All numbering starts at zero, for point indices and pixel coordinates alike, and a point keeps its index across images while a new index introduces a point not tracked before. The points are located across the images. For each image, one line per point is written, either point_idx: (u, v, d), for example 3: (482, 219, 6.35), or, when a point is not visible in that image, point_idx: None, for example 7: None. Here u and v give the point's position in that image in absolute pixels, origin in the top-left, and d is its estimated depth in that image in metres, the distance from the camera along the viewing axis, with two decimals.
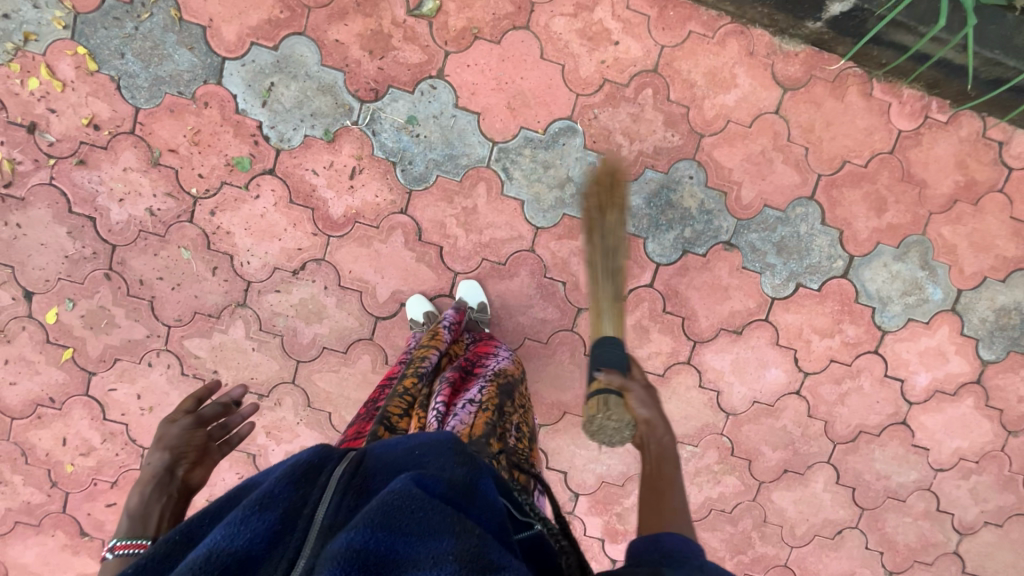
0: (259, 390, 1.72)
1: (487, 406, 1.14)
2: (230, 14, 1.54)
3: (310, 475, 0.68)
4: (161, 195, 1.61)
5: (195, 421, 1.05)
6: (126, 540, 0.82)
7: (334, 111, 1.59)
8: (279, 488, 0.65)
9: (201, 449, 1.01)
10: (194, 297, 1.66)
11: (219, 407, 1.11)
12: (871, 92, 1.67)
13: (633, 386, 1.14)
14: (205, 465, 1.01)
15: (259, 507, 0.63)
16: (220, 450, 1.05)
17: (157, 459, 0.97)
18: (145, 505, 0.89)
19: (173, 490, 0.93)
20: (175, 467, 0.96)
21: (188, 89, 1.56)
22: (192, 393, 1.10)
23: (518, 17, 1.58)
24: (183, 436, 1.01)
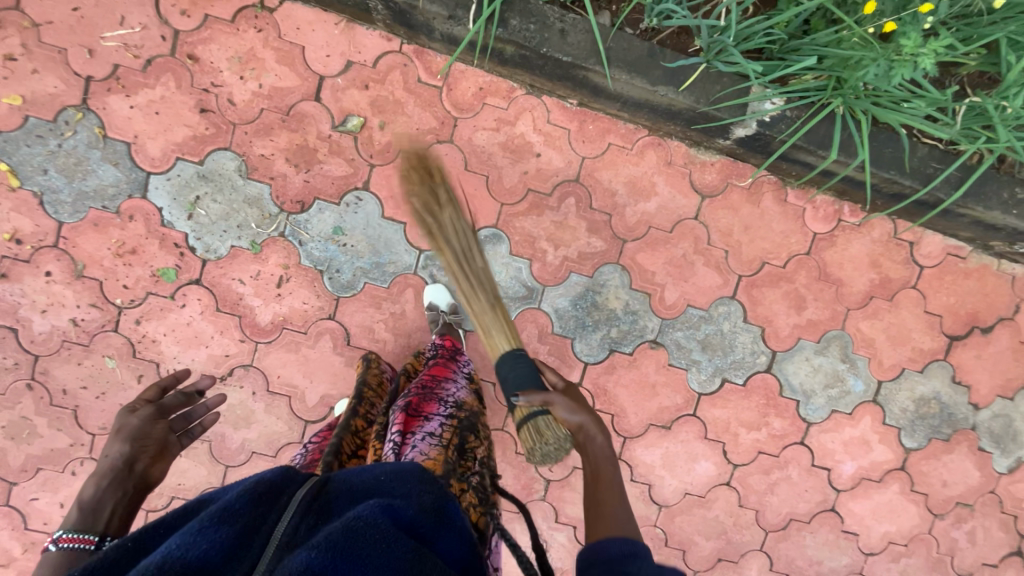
0: (186, 495, 1.70)
1: (448, 444, 1.23)
2: (155, 131, 1.56)
3: (272, 494, 0.88)
4: (85, 305, 1.60)
5: (158, 410, 1.10)
6: (71, 534, 0.89)
7: (260, 222, 1.62)
8: (237, 506, 0.83)
9: (161, 442, 1.07)
10: (120, 405, 1.66)
11: (183, 397, 1.18)
12: (785, 198, 1.74)
13: (557, 399, 1.07)
14: (164, 459, 1.07)
15: (219, 521, 0.80)
16: (180, 444, 1.11)
17: (116, 451, 1.01)
18: (98, 499, 0.95)
19: (128, 485, 0.99)
20: (134, 462, 1.02)
21: (112, 203, 1.57)
22: (156, 384, 1.17)
23: (442, 131, 1.63)
24: (144, 427, 1.06)
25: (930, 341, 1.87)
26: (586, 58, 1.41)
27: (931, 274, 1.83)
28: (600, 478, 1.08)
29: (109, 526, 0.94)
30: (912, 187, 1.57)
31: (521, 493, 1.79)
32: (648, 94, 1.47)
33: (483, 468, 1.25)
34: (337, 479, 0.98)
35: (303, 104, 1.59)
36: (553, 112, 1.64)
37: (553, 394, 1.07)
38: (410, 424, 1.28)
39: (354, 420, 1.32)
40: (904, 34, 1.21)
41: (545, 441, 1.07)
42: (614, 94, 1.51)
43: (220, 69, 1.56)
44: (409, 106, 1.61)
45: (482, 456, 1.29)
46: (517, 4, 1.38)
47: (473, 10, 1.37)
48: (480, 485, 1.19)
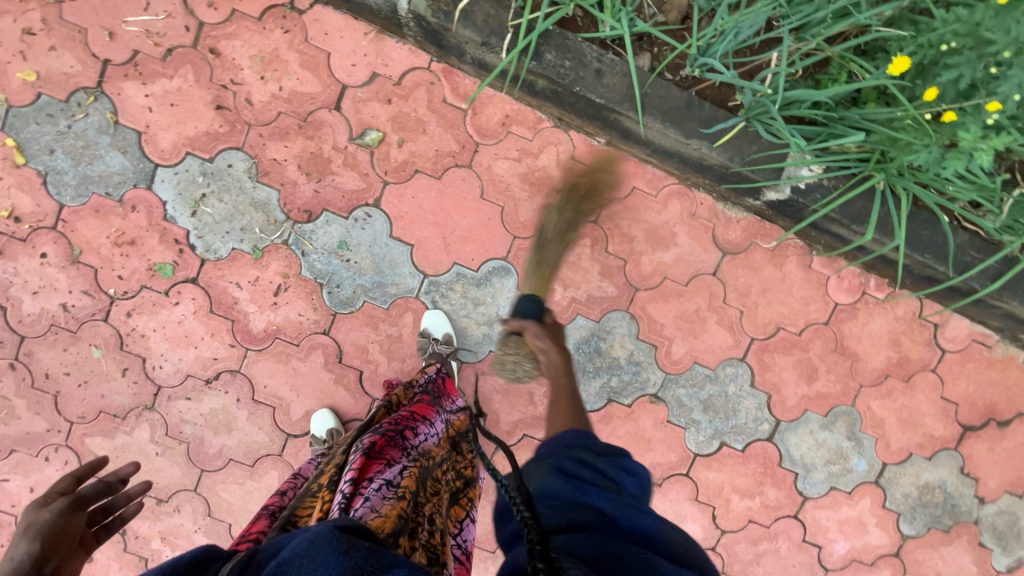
0: (158, 494, 1.66)
1: (404, 493, 1.05)
2: (167, 122, 1.51)
3: (204, 561, 0.76)
4: (78, 291, 1.57)
5: (72, 504, 1.01)
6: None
7: (264, 227, 1.57)
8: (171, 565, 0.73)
9: (77, 539, 0.96)
10: (101, 396, 1.62)
11: (99, 487, 1.08)
12: (810, 263, 1.66)
13: (527, 326, 1.35)
14: (80, 558, 0.95)
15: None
16: (94, 540, 1.02)
17: (22, 551, 0.88)
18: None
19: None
20: (48, 559, 0.89)
21: (116, 191, 1.53)
22: (70, 473, 1.07)
23: (462, 155, 1.57)
24: (57, 523, 0.95)
25: (942, 428, 1.78)
26: (620, 101, 1.34)
27: (952, 359, 1.75)
28: (562, 386, 1.26)
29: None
30: (946, 273, 1.49)
31: None
32: (679, 146, 1.40)
33: (434, 525, 1.10)
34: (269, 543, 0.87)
35: (322, 112, 1.53)
36: (578, 149, 1.57)
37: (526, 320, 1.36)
38: (367, 466, 1.12)
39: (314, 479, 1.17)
40: (964, 124, 1.17)
41: (511, 349, 1.46)
42: (644, 140, 1.44)
43: (241, 67, 1.51)
44: (431, 127, 1.55)
45: (435, 513, 1.12)
46: (554, 38, 1.32)
47: (508, 38, 1.31)
48: (432, 546, 1.06)
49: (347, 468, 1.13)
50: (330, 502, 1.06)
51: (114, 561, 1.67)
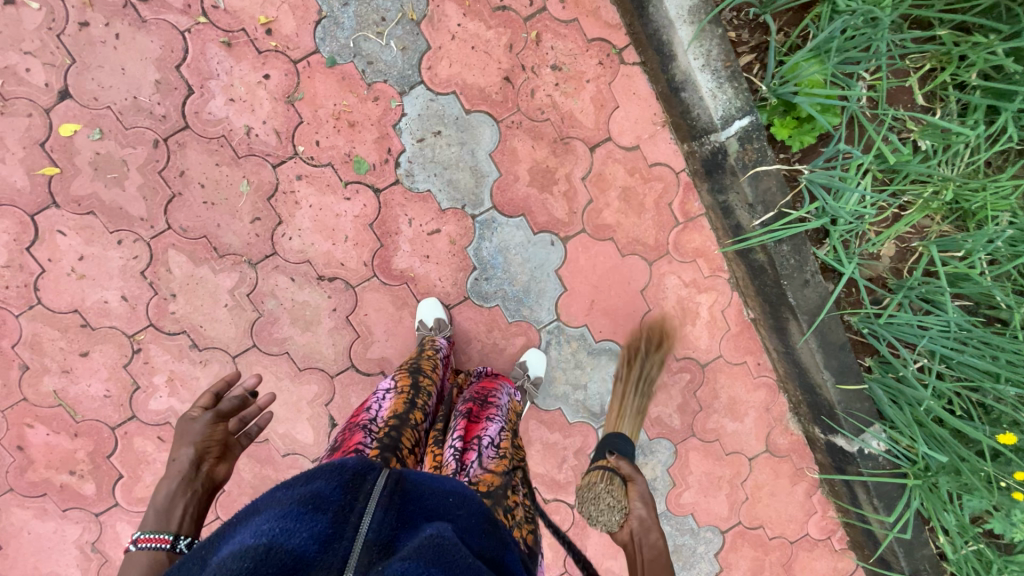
0: (197, 340, 1.58)
1: (505, 453, 1.16)
2: (457, 59, 1.56)
3: (357, 481, 0.79)
4: (270, 126, 1.52)
5: (217, 416, 1.03)
6: (150, 534, 0.84)
7: (466, 192, 1.61)
8: (330, 495, 0.75)
9: (225, 444, 1.01)
10: (216, 224, 1.54)
11: (240, 398, 1.09)
12: (813, 494, 1.94)
13: (637, 478, 1.25)
14: (228, 460, 1.01)
15: (311, 506, 0.72)
16: (239, 446, 1.05)
17: (180, 455, 0.95)
18: (169, 501, 0.90)
19: (198, 488, 0.93)
20: (200, 463, 0.96)
21: (372, 75, 1.53)
22: (212, 388, 1.06)
23: (650, 252, 1.72)
24: (205, 431, 1.00)
25: None
26: (804, 312, 1.58)
27: None
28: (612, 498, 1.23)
29: (182, 524, 0.88)
30: (900, 566, 1.81)
31: None
32: (812, 366, 1.66)
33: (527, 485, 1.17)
34: (411, 472, 0.86)
35: (578, 142, 1.63)
36: (730, 308, 1.79)
37: (637, 474, 1.25)
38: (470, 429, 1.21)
39: (410, 411, 1.18)
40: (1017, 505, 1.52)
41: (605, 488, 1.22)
42: (791, 343, 1.69)
43: (547, 64, 1.59)
44: (645, 215, 1.70)
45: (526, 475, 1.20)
46: (796, 238, 1.54)
47: (768, 214, 1.51)
48: (526, 502, 1.12)
49: (450, 428, 1.23)
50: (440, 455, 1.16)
51: (110, 370, 1.56)
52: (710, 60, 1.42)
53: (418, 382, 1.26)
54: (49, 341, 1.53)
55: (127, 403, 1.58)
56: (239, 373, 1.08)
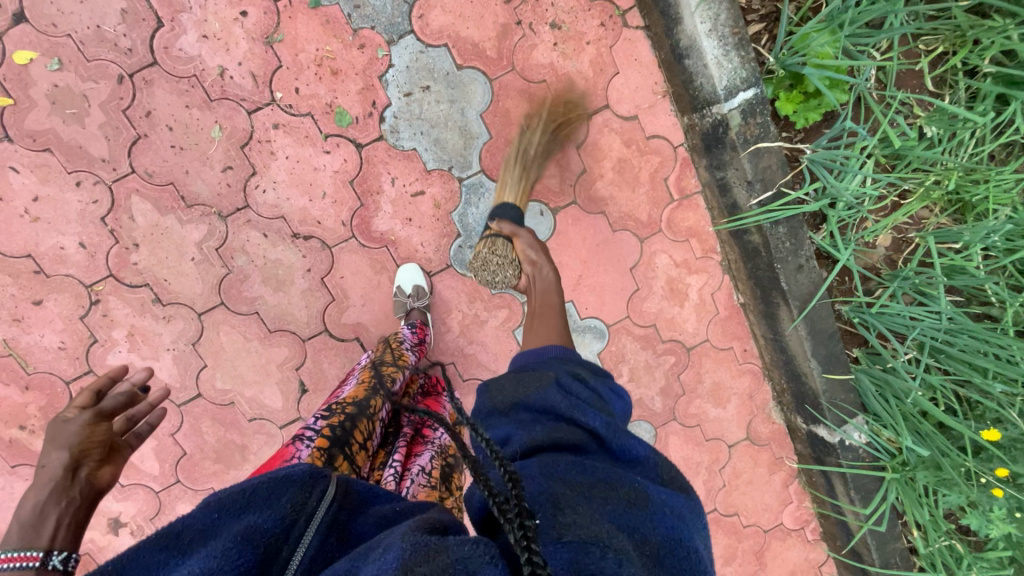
0: (161, 294, 1.49)
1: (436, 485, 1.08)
2: (450, 10, 1.47)
3: (301, 498, 0.71)
4: (246, 68, 1.42)
5: (95, 416, 1.03)
6: (14, 551, 0.79)
7: (453, 153, 1.53)
8: (266, 523, 0.67)
9: (105, 446, 1.00)
10: (184, 171, 1.44)
11: (121, 397, 1.10)
12: (790, 484, 1.91)
13: (522, 236, 1.38)
14: (111, 465, 1.00)
15: (243, 540, 0.63)
16: (121, 450, 1.05)
17: (52, 461, 0.93)
18: (39, 511, 0.86)
19: (76, 493, 0.91)
20: (79, 466, 0.94)
21: (359, 21, 1.44)
22: (91, 387, 1.07)
23: (642, 228, 1.65)
24: (82, 433, 0.98)
25: None
26: (795, 297, 1.53)
27: None
28: (550, 303, 1.31)
29: (56, 537, 0.84)
30: (871, 558, 1.80)
31: None
32: (800, 355, 1.62)
33: None
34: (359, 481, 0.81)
35: (573, 108, 1.55)
36: (720, 291, 1.74)
37: (520, 228, 1.39)
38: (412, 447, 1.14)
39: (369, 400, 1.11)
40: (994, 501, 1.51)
41: (493, 253, 1.38)
42: (780, 330, 1.65)
43: (545, 22, 1.50)
44: (640, 188, 1.63)
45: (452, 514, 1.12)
46: (794, 220, 1.48)
47: (766, 194, 1.45)
48: None
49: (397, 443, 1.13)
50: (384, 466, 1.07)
51: (65, 321, 1.47)
52: (717, 25, 1.35)
53: (386, 371, 1.20)
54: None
55: (83, 357, 1.49)
56: (122, 368, 1.12)
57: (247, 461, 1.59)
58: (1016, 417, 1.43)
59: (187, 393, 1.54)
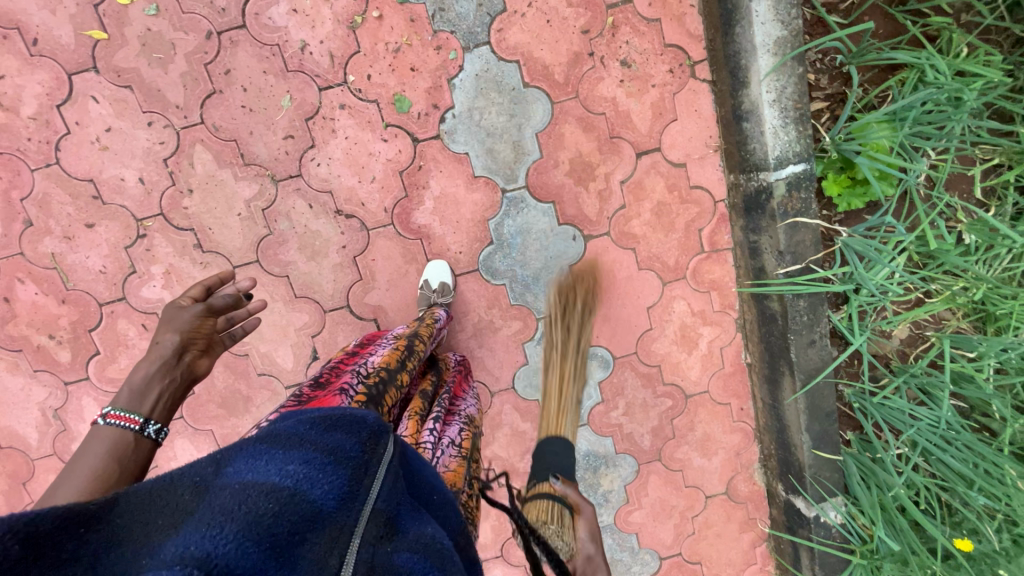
0: (203, 241, 1.57)
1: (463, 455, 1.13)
2: (528, 30, 1.51)
3: (373, 441, 0.75)
4: (326, 47, 1.48)
5: (206, 311, 1.04)
6: (120, 413, 0.88)
7: (502, 165, 1.58)
8: (350, 449, 0.72)
9: (209, 340, 1.03)
10: (248, 131, 1.51)
11: (231, 299, 1.09)
12: (758, 547, 1.93)
13: (583, 510, 1.12)
14: (211, 355, 1.04)
15: (334, 460, 0.69)
16: (222, 345, 1.07)
17: (166, 339, 0.97)
18: (146, 383, 0.92)
19: (177, 375, 0.96)
20: (184, 352, 0.98)
21: (441, 23, 1.50)
22: (203, 282, 1.06)
23: (667, 272, 1.69)
24: (194, 322, 1.01)
25: None
26: (801, 370, 1.56)
27: None
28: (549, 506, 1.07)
29: (154, 410, 0.91)
30: None
31: None
32: (794, 425, 1.64)
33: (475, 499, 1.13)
34: (413, 456, 0.85)
35: (626, 144, 1.59)
36: (730, 347, 1.77)
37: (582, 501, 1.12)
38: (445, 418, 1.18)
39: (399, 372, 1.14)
40: None
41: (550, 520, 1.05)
42: (779, 398, 1.68)
43: (617, 58, 1.54)
44: (673, 232, 1.66)
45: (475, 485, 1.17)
46: (815, 297, 1.51)
47: (795, 266, 1.48)
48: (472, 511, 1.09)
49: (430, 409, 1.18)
50: (420, 428, 1.11)
51: (110, 247, 1.55)
52: (782, 97, 1.37)
53: (416, 347, 1.24)
54: (58, 203, 1.52)
55: (121, 284, 1.57)
56: (231, 271, 1.08)
57: (248, 412, 1.67)
58: (991, 532, 1.45)
59: None
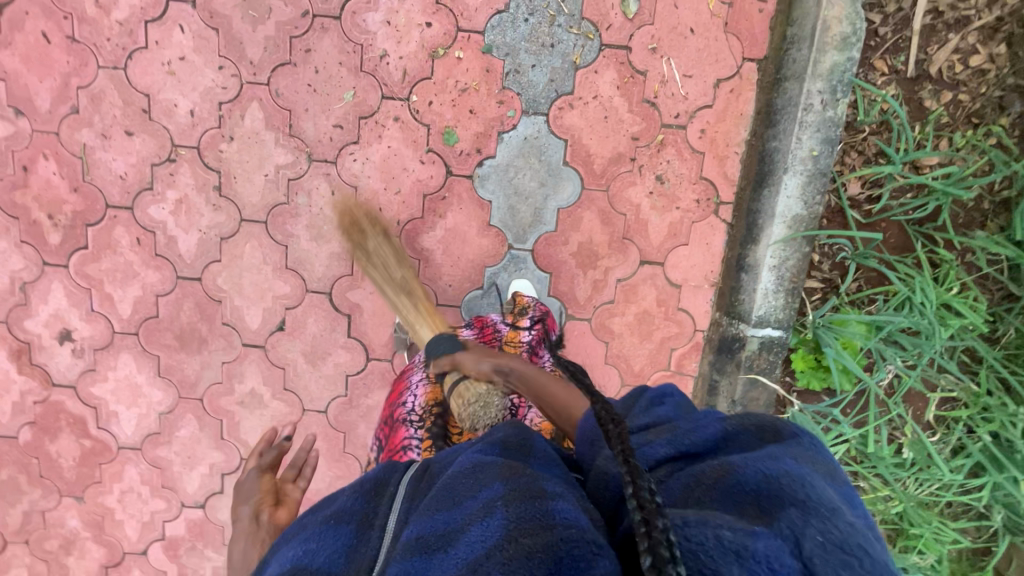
0: (224, 187, 1.65)
1: None
2: (586, 116, 1.61)
3: (378, 489, 0.79)
4: (403, 63, 1.58)
5: (261, 471, 1.20)
6: None
7: (518, 224, 1.66)
8: (352, 505, 0.76)
9: (274, 491, 1.14)
10: (305, 108, 1.60)
11: (274, 450, 1.26)
12: None
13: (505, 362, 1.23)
14: (286, 506, 1.12)
15: (334, 523, 0.73)
16: (292, 491, 1.17)
17: (240, 513, 1.07)
18: (243, 558, 0.97)
19: (263, 533, 1.01)
20: (259, 513, 1.06)
21: (512, 82, 1.59)
22: (252, 448, 1.26)
23: (629, 375, 1.75)
24: (255, 484, 1.15)
25: None
26: None
27: None
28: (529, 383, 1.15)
29: None
30: None
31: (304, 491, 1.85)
32: None
33: None
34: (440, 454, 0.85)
35: (634, 248, 1.67)
36: None
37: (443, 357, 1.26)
38: None
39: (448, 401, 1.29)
40: None
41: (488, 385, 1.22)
42: None
43: (654, 171, 1.63)
44: (646, 342, 1.72)
45: None
46: None
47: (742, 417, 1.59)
48: None
49: None
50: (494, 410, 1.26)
51: (139, 160, 1.63)
52: (782, 266, 1.48)
53: None
54: (108, 103, 1.60)
55: (135, 196, 1.65)
56: (273, 428, 1.29)
57: (201, 352, 1.76)
58: None
59: (192, 273, 1.70)
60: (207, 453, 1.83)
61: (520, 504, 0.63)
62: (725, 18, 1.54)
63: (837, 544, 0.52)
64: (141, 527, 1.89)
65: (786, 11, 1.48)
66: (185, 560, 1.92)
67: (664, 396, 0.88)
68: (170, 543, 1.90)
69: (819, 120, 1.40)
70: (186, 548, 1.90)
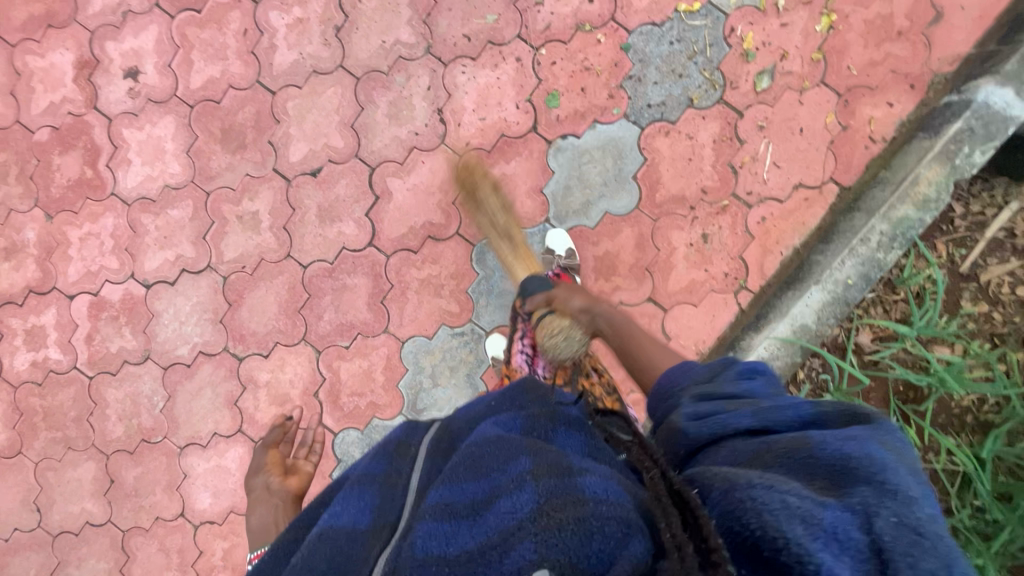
0: (343, 31, 1.73)
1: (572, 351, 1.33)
2: (674, 148, 1.67)
3: (403, 449, 0.89)
4: (549, 19, 1.68)
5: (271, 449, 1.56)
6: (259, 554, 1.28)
7: (565, 205, 1.71)
8: (377, 469, 0.86)
9: (283, 468, 1.51)
10: (449, 7, 1.70)
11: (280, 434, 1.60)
12: None
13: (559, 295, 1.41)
14: (296, 475, 1.50)
15: (360, 487, 0.82)
16: (302, 467, 1.54)
17: (259, 478, 1.47)
18: (260, 518, 1.36)
19: (276, 497, 1.41)
20: (271, 482, 1.45)
21: (630, 85, 1.67)
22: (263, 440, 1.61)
23: None
24: (266, 455, 1.55)
25: None
26: None
27: None
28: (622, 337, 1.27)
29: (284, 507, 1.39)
30: None
31: (242, 327, 1.84)
32: None
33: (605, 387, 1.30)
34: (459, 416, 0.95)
35: (649, 283, 1.70)
36: None
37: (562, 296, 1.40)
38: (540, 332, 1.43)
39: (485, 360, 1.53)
40: None
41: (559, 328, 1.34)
42: None
43: (704, 228, 1.67)
44: (614, 371, 1.72)
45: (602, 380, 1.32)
46: None
47: None
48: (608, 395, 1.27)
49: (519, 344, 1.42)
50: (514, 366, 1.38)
51: None
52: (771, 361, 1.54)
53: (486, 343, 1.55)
54: None
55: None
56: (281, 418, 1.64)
57: (235, 154, 1.79)
58: None
59: (272, 85, 1.76)
60: (181, 243, 1.83)
61: (552, 479, 0.66)
62: (833, 137, 1.61)
63: (912, 528, 0.55)
64: (81, 273, 1.88)
65: (885, 161, 1.59)
66: (99, 326, 1.89)
67: (755, 372, 0.86)
68: (96, 303, 1.88)
69: (868, 255, 1.49)
70: (108, 315, 1.88)
